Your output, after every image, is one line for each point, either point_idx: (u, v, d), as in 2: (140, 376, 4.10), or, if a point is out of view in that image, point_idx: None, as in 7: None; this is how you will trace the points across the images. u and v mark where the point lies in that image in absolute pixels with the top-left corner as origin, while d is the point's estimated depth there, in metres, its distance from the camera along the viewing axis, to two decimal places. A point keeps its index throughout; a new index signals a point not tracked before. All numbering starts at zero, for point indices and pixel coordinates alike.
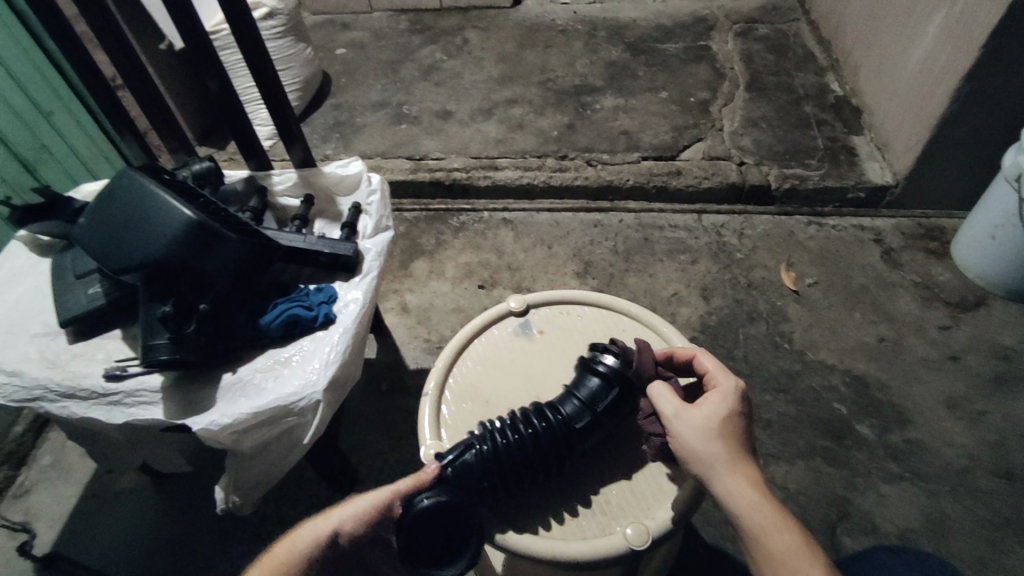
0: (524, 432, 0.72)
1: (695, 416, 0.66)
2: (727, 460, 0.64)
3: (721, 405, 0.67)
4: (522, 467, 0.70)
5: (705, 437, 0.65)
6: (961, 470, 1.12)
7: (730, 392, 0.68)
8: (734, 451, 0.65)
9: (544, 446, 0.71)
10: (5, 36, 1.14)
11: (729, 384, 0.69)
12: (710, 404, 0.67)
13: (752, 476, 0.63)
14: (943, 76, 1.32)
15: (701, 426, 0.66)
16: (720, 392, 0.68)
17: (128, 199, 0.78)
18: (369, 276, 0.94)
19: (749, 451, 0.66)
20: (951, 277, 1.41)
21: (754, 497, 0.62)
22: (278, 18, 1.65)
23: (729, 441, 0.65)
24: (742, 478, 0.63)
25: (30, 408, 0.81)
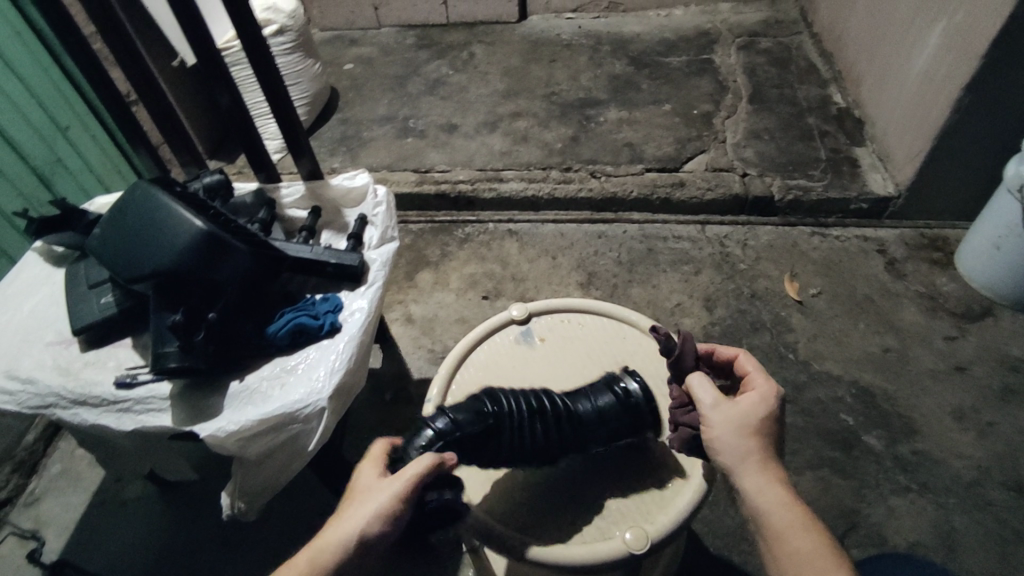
0: (522, 429, 0.73)
1: (730, 410, 0.67)
2: (757, 456, 0.64)
3: (758, 405, 0.67)
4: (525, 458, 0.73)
5: (739, 431, 0.66)
6: (971, 482, 1.12)
7: (770, 395, 0.68)
8: (765, 449, 0.65)
9: (553, 442, 0.74)
10: (24, 54, 1.18)
11: (769, 387, 0.69)
12: (748, 402, 0.68)
13: (780, 476, 0.64)
14: (944, 88, 1.33)
15: (738, 422, 0.66)
16: (760, 394, 0.68)
17: (141, 210, 0.80)
18: (374, 285, 0.95)
19: (779, 453, 0.66)
20: (955, 288, 1.41)
21: (781, 498, 0.62)
22: (287, 34, 1.68)
23: (763, 440, 0.65)
24: (771, 477, 0.64)
25: (44, 414, 0.83)
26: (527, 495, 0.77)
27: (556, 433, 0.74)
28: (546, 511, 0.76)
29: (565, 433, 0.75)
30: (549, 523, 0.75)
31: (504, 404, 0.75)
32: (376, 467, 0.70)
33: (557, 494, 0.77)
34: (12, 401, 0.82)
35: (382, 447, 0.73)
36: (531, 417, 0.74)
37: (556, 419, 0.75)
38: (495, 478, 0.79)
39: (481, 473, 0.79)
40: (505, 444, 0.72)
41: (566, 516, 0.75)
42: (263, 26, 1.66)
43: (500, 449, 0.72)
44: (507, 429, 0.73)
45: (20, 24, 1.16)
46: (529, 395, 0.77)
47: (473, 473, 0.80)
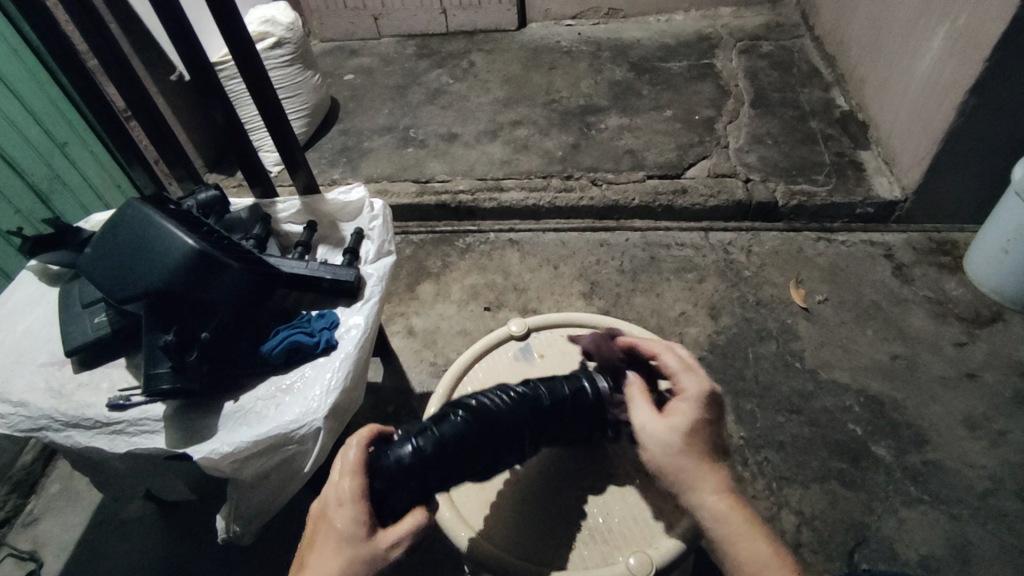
0: (508, 438, 0.70)
1: (660, 429, 0.65)
2: (693, 472, 0.64)
3: (687, 413, 0.66)
4: (511, 452, 0.71)
5: (671, 450, 0.64)
6: (983, 493, 1.09)
7: (696, 402, 0.66)
8: (701, 462, 0.64)
9: (533, 430, 0.72)
10: (22, 73, 1.17)
11: (696, 390, 0.67)
12: (677, 414, 0.66)
13: (720, 486, 0.64)
14: (948, 91, 1.31)
15: (669, 443, 0.65)
16: (687, 404, 0.66)
17: (134, 228, 0.79)
18: (370, 301, 0.94)
19: (716, 457, 0.66)
20: (964, 292, 1.38)
21: (729, 506, 0.64)
22: (285, 47, 1.68)
23: (698, 455, 0.65)
24: (715, 488, 0.64)
25: (35, 437, 0.81)
26: (525, 519, 0.76)
27: (535, 418, 0.72)
28: (547, 534, 0.75)
29: (542, 416, 0.73)
30: (549, 548, 0.74)
31: (470, 403, 0.72)
32: (362, 515, 0.62)
33: (558, 516, 0.76)
34: (4, 425, 0.81)
35: (362, 485, 0.64)
36: (516, 425, 0.71)
37: (530, 404, 0.73)
38: (492, 498, 0.78)
39: (478, 494, 0.78)
40: (488, 441, 0.69)
41: (568, 540, 0.74)
42: (261, 39, 1.66)
43: (485, 448, 0.69)
44: (485, 426, 0.70)
45: (16, 42, 1.15)
46: (498, 391, 0.74)
47: (470, 495, 0.78)
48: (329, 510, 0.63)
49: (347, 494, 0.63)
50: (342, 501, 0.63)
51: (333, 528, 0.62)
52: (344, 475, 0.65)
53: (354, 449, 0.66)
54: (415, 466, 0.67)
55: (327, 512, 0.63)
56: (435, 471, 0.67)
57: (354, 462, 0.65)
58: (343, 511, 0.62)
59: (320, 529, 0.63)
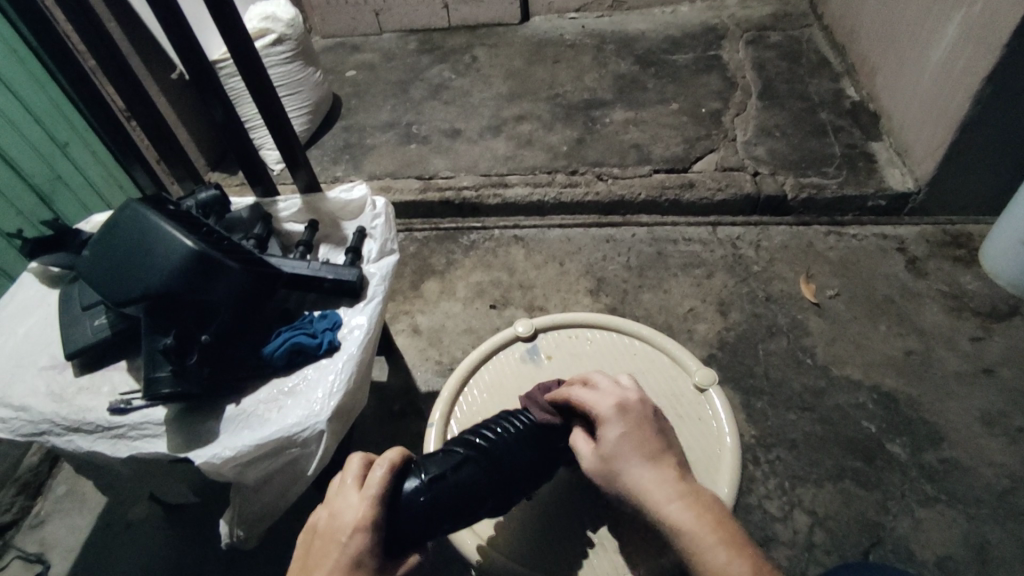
0: (518, 462, 0.71)
1: (594, 464, 0.65)
2: (626, 484, 0.62)
3: (603, 436, 0.65)
4: (516, 487, 0.71)
5: (606, 477, 0.64)
6: (1002, 491, 1.06)
7: (610, 422, 0.66)
8: (634, 470, 0.62)
9: (539, 463, 0.72)
10: (23, 74, 1.16)
11: (605, 409, 0.67)
12: (600, 440, 0.66)
13: (666, 491, 0.60)
14: (963, 80, 1.28)
15: (606, 471, 0.64)
16: (604, 427, 0.66)
17: (130, 231, 0.77)
18: (374, 301, 0.92)
19: (654, 457, 0.63)
20: (980, 285, 1.35)
21: (674, 500, 0.59)
22: (286, 44, 1.66)
23: (630, 469, 0.62)
24: (650, 489, 0.60)
25: (36, 442, 0.80)
26: (533, 530, 0.81)
27: (540, 451, 0.73)
28: (553, 545, 0.79)
29: (546, 448, 0.73)
30: (556, 556, 0.78)
31: (472, 438, 0.73)
32: (376, 546, 0.59)
33: (565, 527, 0.80)
34: (4, 429, 0.80)
35: (379, 512, 0.61)
36: (524, 448, 0.72)
37: (533, 436, 0.73)
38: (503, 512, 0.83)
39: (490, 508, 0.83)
40: (495, 475, 0.69)
41: (572, 549, 0.78)
42: (262, 36, 1.64)
43: (493, 483, 0.69)
44: (491, 461, 0.70)
45: (15, 42, 1.14)
46: (502, 420, 0.75)
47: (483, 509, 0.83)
48: (341, 535, 0.58)
49: (366, 522, 0.59)
50: (359, 527, 0.59)
51: (343, 554, 0.57)
52: (361, 499, 0.61)
53: (378, 474, 0.63)
54: (425, 498, 0.65)
55: (337, 536, 0.59)
56: (446, 506, 0.66)
57: (376, 487, 0.62)
58: (359, 538, 0.58)
59: (323, 553, 0.58)
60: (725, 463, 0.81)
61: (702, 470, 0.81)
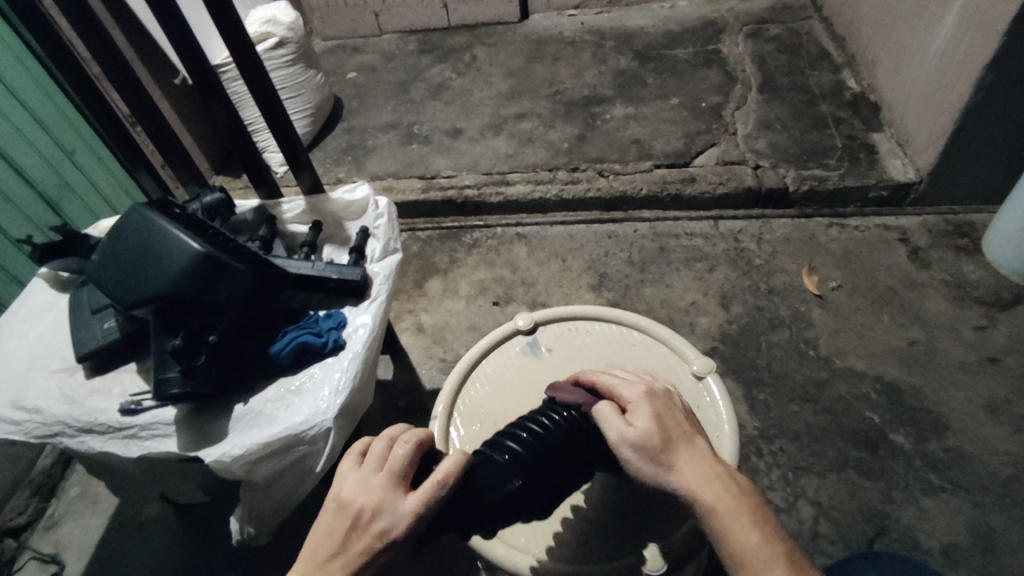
0: (549, 462, 0.68)
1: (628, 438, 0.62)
2: (665, 463, 0.60)
3: (633, 418, 0.64)
4: (546, 491, 0.68)
5: (645, 454, 0.61)
6: (1006, 479, 1.07)
7: (647, 399, 0.65)
8: (678, 454, 0.61)
9: (574, 470, 0.69)
10: (30, 82, 1.18)
11: (633, 394, 0.66)
12: (635, 417, 0.64)
13: (711, 468, 0.61)
14: (962, 70, 1.28)
15: (642, 448, 0.61)
16: (641, 404, 0.65)
17: (139, 236, 0.79)
18: (377, 299, 0.93)
19: (688, 437, 0.62)
20: (982, 275, 1.35)
21: (712, 479, 0.60)
22: (287, 47, 1.67)
23: (675, 442, 0.62)
24: (687, 469, 0.60)
25: (50, 443, 0.82)
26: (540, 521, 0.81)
27: (571, 452, 0.69)
28: (560, 537, 0.79)
29: (581, 455, 0.70)
30: (560, 550, 0.78)
31: (506, 443, 0.70)
32: (403, 548, 0.60)
33: (573, 519, 0.80)
34: (19, 432, 0.81)
35: (419, 523, 0.60)
36: (555, 448, 0.69)
37: (569, 439, 0.69)
38: None
39: None
40: (528, 483, 0.67)
41: (578, 542, 0.78)
42: (263, 40, 1.65)
43: (527, 493, 0.67)
44: (525, 470, 0.67)
45: (21, 51, 1.15)
46: (541, 418, 0.72)
47: None
48: (377, 542, 0.58)
49: (405, 535, 0.59)
50: (395, 536, 0.58)
51: (377, 559, 0.58)
52: (407, 508, 0.59)
53: (426, 487, 0.60)
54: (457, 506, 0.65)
55: (373, 538, 0.58)
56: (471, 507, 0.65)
57: (421, 501, 0.60)
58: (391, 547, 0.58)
59: (355, 548, 0.58)
60: (724, 452, 0.82)
61: None
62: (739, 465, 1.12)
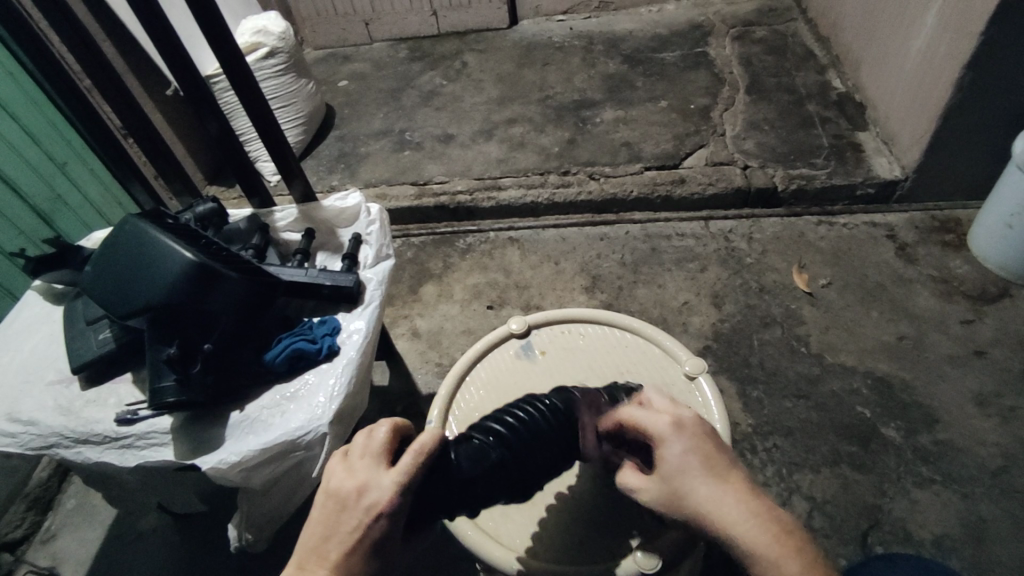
0: (537, 448, 0.69)
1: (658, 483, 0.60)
2: (696, 508, 0.57)
3: (663, 453, 0.61)
4: (534, 477, 0.69)
5: (670, 500, 0.59)
6: (996, 470, 1.08)
7: (676, 435, 0.61)
8: (709, 497, 0.57)
9: (561, 453, 0.71)
10: (21, 97, 1.18)
11: (660, 427, 0.62)
12: (663, 458, 0.60)
13: (749, 507, 0.56)
14: (943, 69, 1.30)
15: (673, 492, 0.59)
16: (669, 444, 0.61)
17: (131, 244, 0.80)
18: (371, 305, 0.94)
19: (719, 473, 0.58)
20: (969, 269, 1.37)
21: (747, 519, 0.55)
22: (278, 56, 1.68)
23: (706, 483, 0.58)
24: (720, 507, 0.56)
25: (46, 455, 0.82)
26: (537, 521, 0.81)
27: (562, 441, 0.71)
28: (555, 538, 0.80)
29: (570, 442, 0.71)
30: (556, 550, 0.79)
31: (492, 425, 0.72)
32: (395, 528, 0.60)
33: (566, 519, 0.81)
34: (14, 444, 0.82)
35: (404, 498, 0.60)
36: (545, 433, 0.70)
37: (552, 422, 0.71)
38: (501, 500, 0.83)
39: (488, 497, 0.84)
40: (516, 466, 0.68)
41: (574, 542, 0.79)
42: (253, 50, 1.66)
43: (510, 473, 0.68)
44: (508, 452, 0.69)
45: (13, 66, 1.16)
46: (532, 403, 0.74)
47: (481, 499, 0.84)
48: (366, 517, 0.58)
49: (392, 508, 0.59)
50: (383, 510, 0.58)
51: (366, 536, 0.58)
52: (391, 482, 0.60)
53: (407, 460, 0.61)
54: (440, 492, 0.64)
55: (362, 514, 0.58)
56: (462, 491, 0.66)
57: (404, 473, 0.60)
58: (380, 521, 0.58)
59: (345, 528, 0.58)
60: None
61: None
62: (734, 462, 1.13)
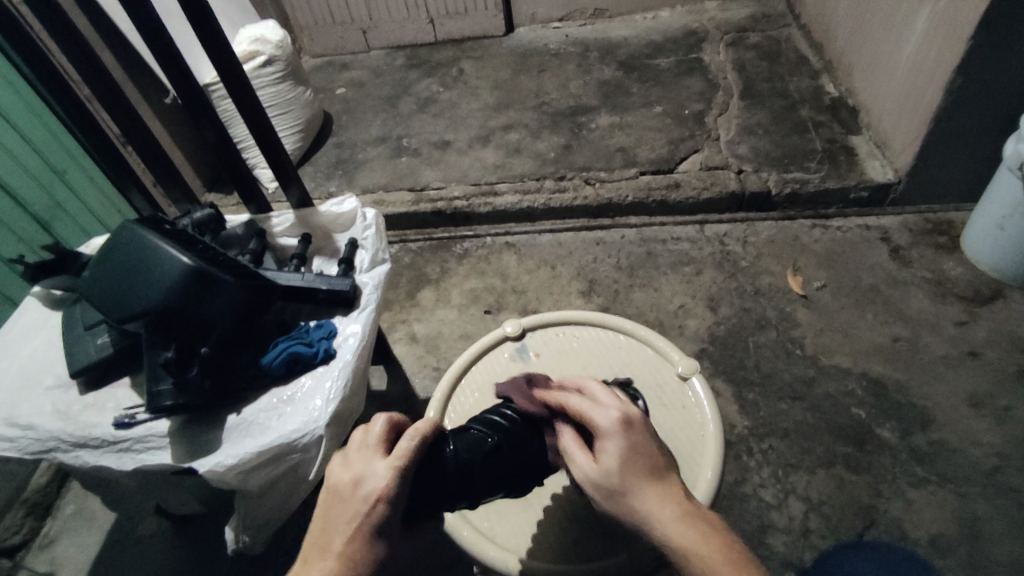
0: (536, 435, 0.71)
1: (594, 476, 0.61)
2: (633, 503, 0.58)
3: (602, 447, 0.62)
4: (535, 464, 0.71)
5: (606, 493, 0.60)
6: (990, 470, 1.08)
7: (615, 429, 0.62)
8: (645, 494, 0.58)
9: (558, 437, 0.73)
10: (20, 105, 1.19)
11: (605, 422, 0.63)
12: (602, 452, 0.61)
13: (683, 509, 0.58)
14: (934, 73, 1.31)
15: (607, 486, 0.60)
16: (608, 439, 0.62)
17: (129, 249, 0.80)
18: (367, 309, 0.95)
19: (658, 473, 0.60)
20: (962, 271, 1.38)
21: (678, 518, 0.57)
22: (276, 64, 1.69)
23: (641, 480, 0.59)
24: (655, 505, 0.57)
25: (45, 459, 0.83)
26: (531, 522, 0.82)
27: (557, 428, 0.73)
28: (550, 537, 0.80)
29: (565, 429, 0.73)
30: (551, 548, 0.79)
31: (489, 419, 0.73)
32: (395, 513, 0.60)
33: (561, 519, 0.81)
34: (13, 448, 0.82)
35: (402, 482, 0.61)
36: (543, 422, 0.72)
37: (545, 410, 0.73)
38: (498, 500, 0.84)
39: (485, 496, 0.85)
40: (515, 453, 0.70)
41: (569, 541, 0.79)
42: (252, 58, 1.67)
43: (510, 461, 0.69)
44: (506, 439, 0.70)
45: (12, 75, 1.17)
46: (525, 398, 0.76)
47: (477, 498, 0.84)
48: (364, 503, 0.58)
49: (390, 492, 0.59)
50: (381, 495, 0.59)
51: (365, 524, 0.58)
52: (387, 468, 0.60)
53: (404, 443, 0.62)
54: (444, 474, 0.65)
55: (360, 500, 0.59)
56: (463, 480, 0.66)
57: (400, 457, 0.61)
58: (380, 505, 0.59)
59: (343, 519, 0.58)
60: (709, 451, 0.83)
61: (686, 458, 0.83)
62: (730, 464, 1.14)
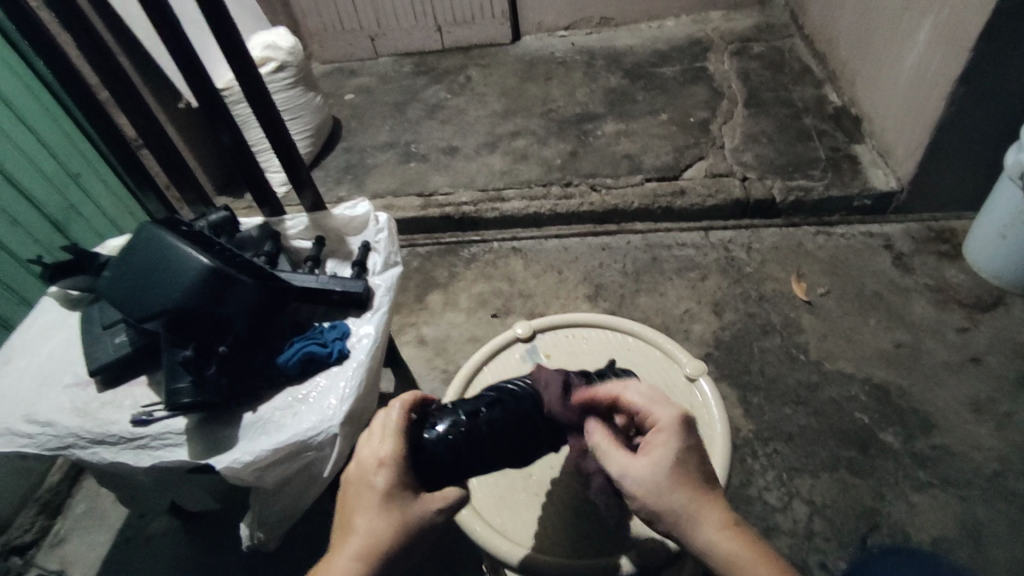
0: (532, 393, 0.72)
1: (645, 469, 0.62)
2: (681, 504, 0.61)
3: (660, 441, 0.63)
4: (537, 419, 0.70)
5: (655, 488, 0.61)
6: (993, 474, 1.09)
7: (675, 426, 0.64)
8: (690, 498, 0.61)
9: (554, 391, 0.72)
10: (38, 109, 1.22)
11: (666, 418, 0.64)
12: (656, 447, 0.63)
13: (726, 519, 0.61)
14: (936, 84, 1.33)
15: (659, 481, 0.61)
16: (665, 435, 0.63)
17: (148, 250, 0.82)
18: (379, 311, 0.97)
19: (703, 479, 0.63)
20: (964, 278, 1.40)
21: (725, 529, 0.60)
22: (288, 70, 1.72)
23: (689, 482, 0.62)
24: (701, 512, 0.61)
25: (63, 455, 0.84)
26: (540, 518, 0.83)
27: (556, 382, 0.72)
28: (560, 533, 0.81)
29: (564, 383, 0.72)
30: (561, 544, 0.80)
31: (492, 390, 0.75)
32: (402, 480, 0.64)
33: (570, 516, 0.83)
34: (32, 444, 0.84)
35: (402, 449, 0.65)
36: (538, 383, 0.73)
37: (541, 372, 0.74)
38: (508, 496, 0.85)
39: (496, 492, 0.86)
40: (516, 413, 0.70)
41: (578, 537, 0.81)
42: (264, 64, 1.70)
43: (511, 420, 0.69)
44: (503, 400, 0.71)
45: (30, 80, 1.19)
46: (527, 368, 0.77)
47: (488, 494, 0.86)
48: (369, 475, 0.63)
49: (391, 458, 0.64)
50: (382, 463, 0.63)
51: (374, 492, 0.62)
52: (385, 439, 0.65)
53: (396, 412, 0.67)
54: (446, 443, 0.67)
55: (368, 474, 0.63)
56: (468, 446, 0.67)
57: (394, 425, 0.66)
58: (384, 471, 0.63)
59: (359, 496, 0.63)
60: (716, 451, 0.85)
61: None
62: (735, 466, 1.15)
